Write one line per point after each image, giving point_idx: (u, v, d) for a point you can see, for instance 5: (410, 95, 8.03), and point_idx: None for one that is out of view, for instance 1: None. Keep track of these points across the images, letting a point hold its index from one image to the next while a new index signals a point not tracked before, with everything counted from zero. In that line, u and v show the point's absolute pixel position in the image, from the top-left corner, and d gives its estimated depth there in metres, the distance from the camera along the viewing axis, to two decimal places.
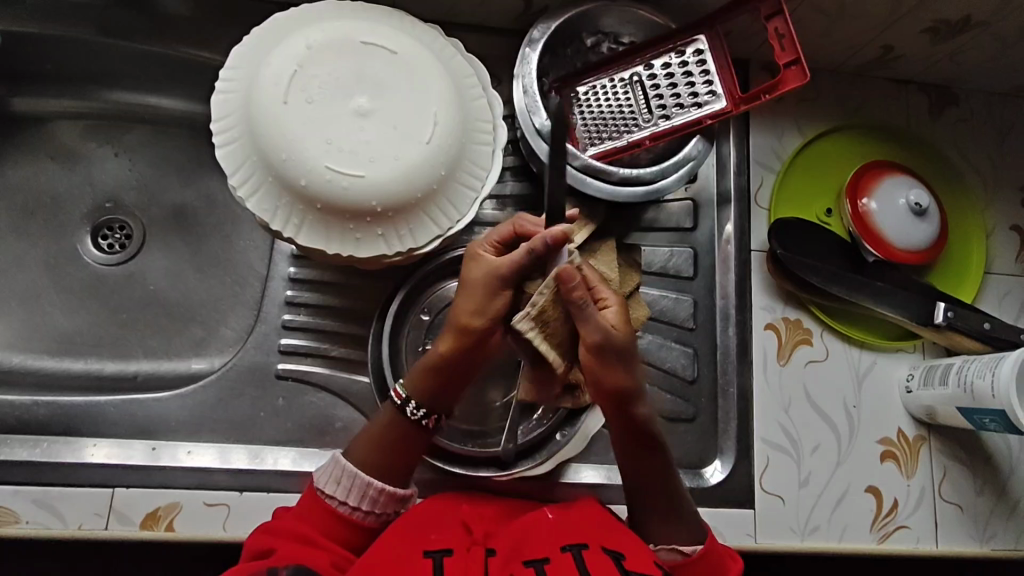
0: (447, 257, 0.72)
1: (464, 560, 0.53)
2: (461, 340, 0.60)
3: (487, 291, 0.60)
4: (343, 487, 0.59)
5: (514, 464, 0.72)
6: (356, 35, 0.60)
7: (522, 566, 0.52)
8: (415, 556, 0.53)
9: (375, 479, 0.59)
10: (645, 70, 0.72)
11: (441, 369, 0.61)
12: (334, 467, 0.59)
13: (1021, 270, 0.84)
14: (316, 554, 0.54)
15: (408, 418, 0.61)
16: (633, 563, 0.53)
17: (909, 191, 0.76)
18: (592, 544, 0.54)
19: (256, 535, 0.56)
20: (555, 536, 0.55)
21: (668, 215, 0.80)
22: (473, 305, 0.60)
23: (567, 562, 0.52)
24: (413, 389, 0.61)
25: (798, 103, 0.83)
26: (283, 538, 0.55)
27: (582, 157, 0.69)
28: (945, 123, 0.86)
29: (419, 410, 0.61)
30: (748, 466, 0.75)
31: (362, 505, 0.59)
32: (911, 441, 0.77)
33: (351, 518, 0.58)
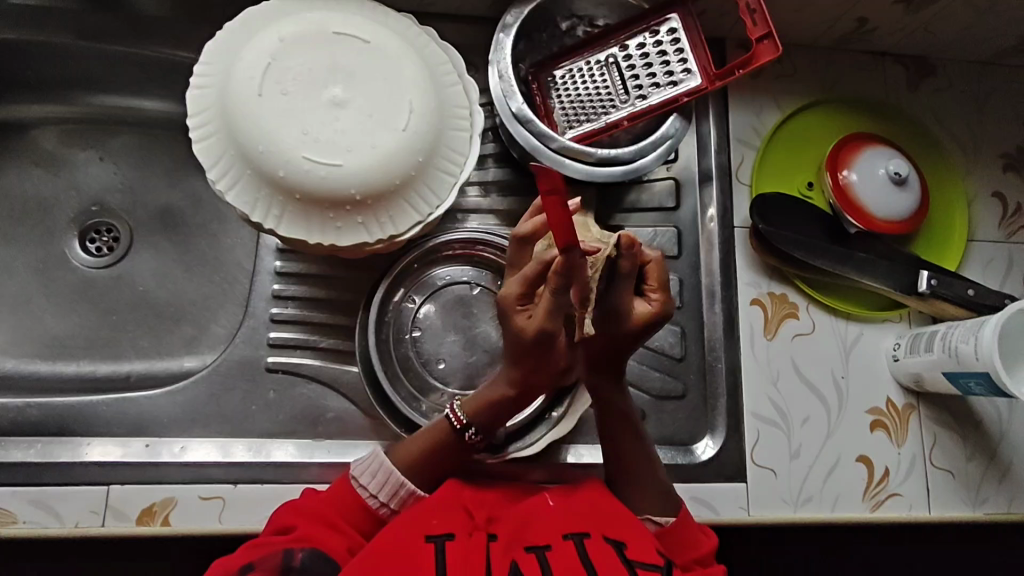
0: (429, 244, 0.72)
1: (465, 545, 0.54)
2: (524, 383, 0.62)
3: (541, 346, 0.57)
4: (376, 481, 0.60)
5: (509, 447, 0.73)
6: (327, 26, 0.60)
7: (525, 553, 0.54)
8: (416, 539, 0.54)
9: (408, 480, 0.61)
10: (620, 51, 0.73)
11: (498, 403, 0.63)
12: (373, 461, 0.61)
13: (1004, 236, 0.85)
14: (331, 538, 0.56)
15: (464, 440, 0.63)
16: (634, 551, 0.55)
17: (888, 162, 0.77)
18: (594, 533, 0.56)
19: (277, 514, 0.57)
20: (559, 523, 0.57)
21: (650, 196, 0.81)
22: (527, 359, 0.60)
23: (569, 551, 0.54)
24: (472, 418, 0.63)
25: (774, 80, 0.84)
26: (307, 518, 0.57)
27: (559, 139, 0.67)
28: (925, 93, 0.87)
29: (475, 434, 0.63)
30: (739, 441, 0.75)
31: (390, 502, 0.60)
32: (900, 409, 0.78)
33: (377, 512, 0.60)
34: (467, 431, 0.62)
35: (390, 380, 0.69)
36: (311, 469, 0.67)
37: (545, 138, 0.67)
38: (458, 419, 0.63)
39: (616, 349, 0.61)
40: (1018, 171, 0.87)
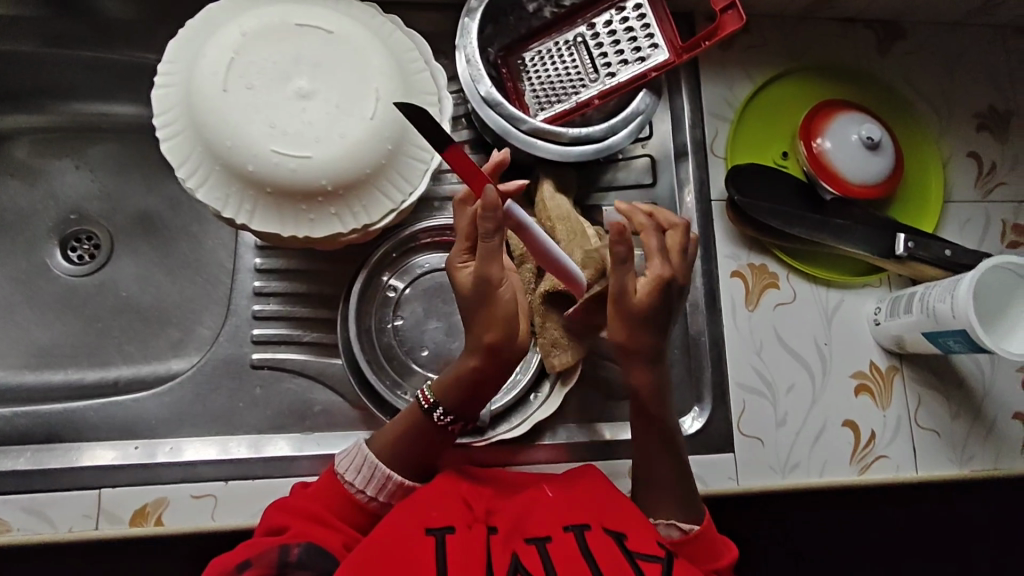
0: (406, 232, 0.72)
1: (465, 537, 0.55)
2: (492, 352, 0.60)
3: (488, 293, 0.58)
4: (363, 476, 0.61)
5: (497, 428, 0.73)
6: (290, 18, 0.60)
7: (525, 544, 0.55)
8: (418, 532, 0.54)
9: (395, 472, 0.61)
10: (587, 30, 0.74)
11: (466, 378, 0.61)
12: (357, 455, 0.61)
13: (981, 195, 0.85)
14: (326, 534, 0.57)
15: (433, 420, 0.62)
16: (635, 543, 0.56)
17: (861, 127, 0.77)
18: (594, 525, 0.57)
19: (269, 512, 0.58)
20: (558, 516, 0.58)
21: (627, 173, 0.81)
22: (489, 320, 0.60)
23: (569, 541, 0.55)
24: (442, 396, 0.62)
25: (744, 53, 0.85)
26: (299, 516, 0.57)
27: (530, 121, 0.67)
28: (895, 57, 0.87)
29: (446, 415, 0.63)
30: (725, 412, 0.76)
31: (379, 495, 0.61)
32: (884, 371, 0.78)
33: (367, 506, 0.60)
34: (434, 409, 0.61)
35: (373, 370, 0.69)
36: (300, 462, 0.67)
37: (514, 120, 0.67)
38: (426, 399, 0.63)
39: (644, 342, 0.62)
40: (992, 131, 0.87)
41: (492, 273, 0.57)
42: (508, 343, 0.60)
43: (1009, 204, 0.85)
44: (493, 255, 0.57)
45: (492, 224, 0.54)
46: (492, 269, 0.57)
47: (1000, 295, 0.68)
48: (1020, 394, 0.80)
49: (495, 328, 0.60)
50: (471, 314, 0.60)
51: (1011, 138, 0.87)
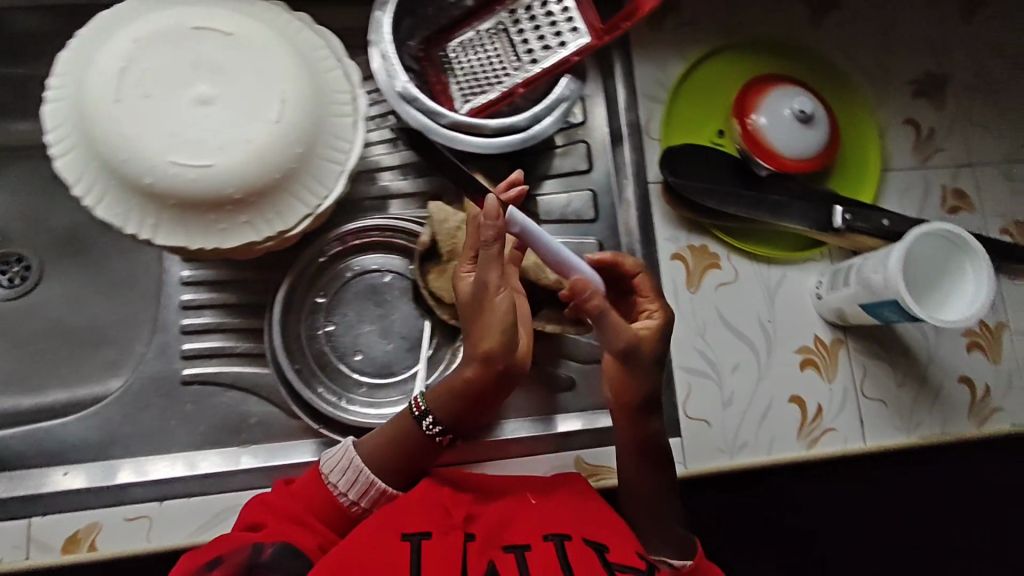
0: (331, 233, 0.70)
1: (442, 544, 0.55)
2: (485, 363, 0.59)
3: (480, 302, 0.57)
4: (346, 480, 0.60)
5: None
6: (184, 21, 0.57)
7: (504, 552, 0.57)
8: (393, 539, 0.54)
9: (379, 479, 0.61)
10: (508, 16, 0.71)
11: (464, 391, 0.61)
12: (343, 459, 0.61)
13: (920, 162, 0.85)
14: (303, 534, 0.56)
15: (422, 430, 0.62)
16: (614, 555, 0.59)
17: (793, 100, 0.76)
18: (574, 536, 0.59)
19: (249, 507, 0.58)
20: (541, 524, 0.60)
21: (562, 162, 0.80)
22: (484, 329, 0.58)
23: (548, 551, 0.57)
24: (433, 403, 0.62)
25: (676, 32, 0.83)
26: (276, 516, 0.57)
27: (450, 114, 0.65)
28: (830, 28, 0.86)
29: (434, 426, 0.62)
30: (671, 396, 0.75)
31: (361, 500, 0.60)
32: (828, 345, 0.78)
33: (347, 509, 0.60)
34: (425, 418, 0.61)
35: (302, 378, 0.67)
36: (235, 477, 0.66)
37: (433, 115, 0.66)
38: (417, 407, 0.63)
39: (642, 391, 0.66)
40: (929, 97, 0.86)
41: (488, 279, 0.56)
42: (504, 355, 0.59)
43: (948, 169, 0.85)
44: (491, 261, 0.55)
45: (492, 231, 0.53)
46: (490, 275, 0.56)
47: (933, 264, 0.68)
48: (964, 359, 0.80)
49: (492, 335, 0.58)
50: (469, 320, 0.59)
51: (948, 103, 0.87)
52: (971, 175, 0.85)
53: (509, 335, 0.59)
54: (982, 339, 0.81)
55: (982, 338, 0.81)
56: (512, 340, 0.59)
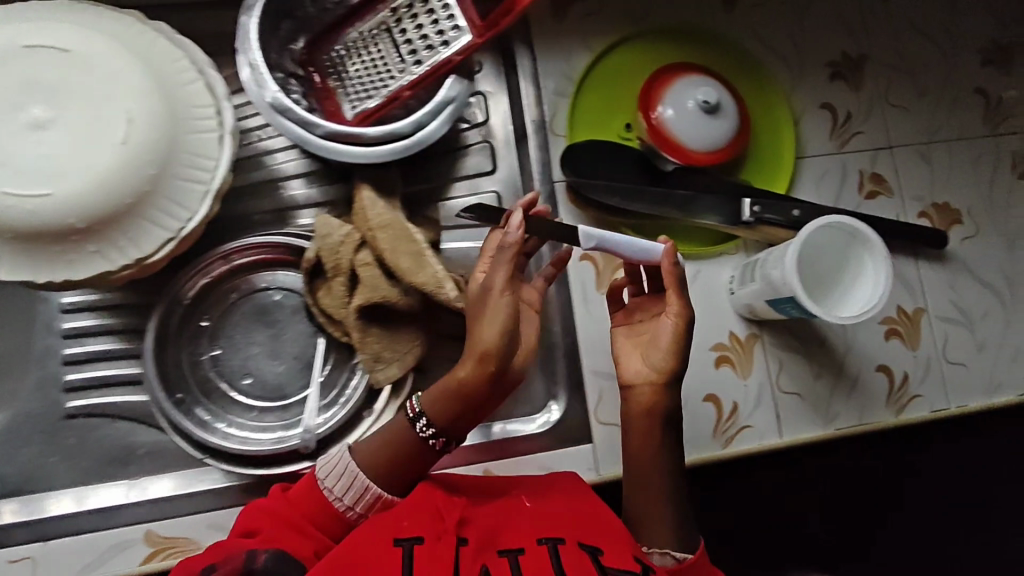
0: (214, 252, 0.67)
1: (434, 549, 0.52)
2: (484, 360, 0.56)
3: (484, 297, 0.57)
4: (342, 483, 0.57)
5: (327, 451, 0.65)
6: (14, 37, 0.53)
7: (496, 556, 0.53)
8: (386, 545, 0.52)
9: (373, 483, 0.58)
10: (390, 16, 0.68)
11: (460, 393, 0.58)
12: (338, 462, 0.58)
13: (837, 147, 0.82)
14: (297, 540, 0.54)
15: (416, 434, 0.59)
16: (610, 557, 0.54)
17: (697, 91, 0.73)
18: (569, 539, 0.55)
19: (244, 513, 0.56)
20: (535, 527, 0.56)
21: (465, 164, 0.77)
22: (486, 324, 0.56)
23: (541, 555, 0.53)
24: (428, 405, 0.59)
25: (580, 22, 0.80)
26: (273, 520, 0.55)
27: (325, 125, 0.62)
28: (743, 10, 0.83)
29: (429, 429, 0.59)
30: (580, 402, 0.75)
31: (354, 504, 0.57)
32: (743, 341, 0.77)
33: (342, 513, 0.57)
34: (420, 421, 0.58)
35: (186, 405, 0.65)
36: (127, 510, 0.66)
37: (309, 125, 0.62)
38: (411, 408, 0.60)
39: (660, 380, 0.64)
40: (846, 79, 0.84)
41: (495, 277, 0.57)
42: (502, 354, 0.56)
43: (866, 153, 0.83)
44: (503, 260, 0.57)
45: (514, 237, 0.57)
46: (499, 274, 0.57)
47: (835, 258, 0.68)
48: (881, 347, 0.79)
49: (493, 337, 0.56)
50: (471, 316, 0.58)
51: (865, 84, 0.84)
52: (889, 158, 0.83)
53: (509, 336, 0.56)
54: (900, 326, 0.80)
55: (900, 325, 0.80)
56: (513, 339, 0.57)
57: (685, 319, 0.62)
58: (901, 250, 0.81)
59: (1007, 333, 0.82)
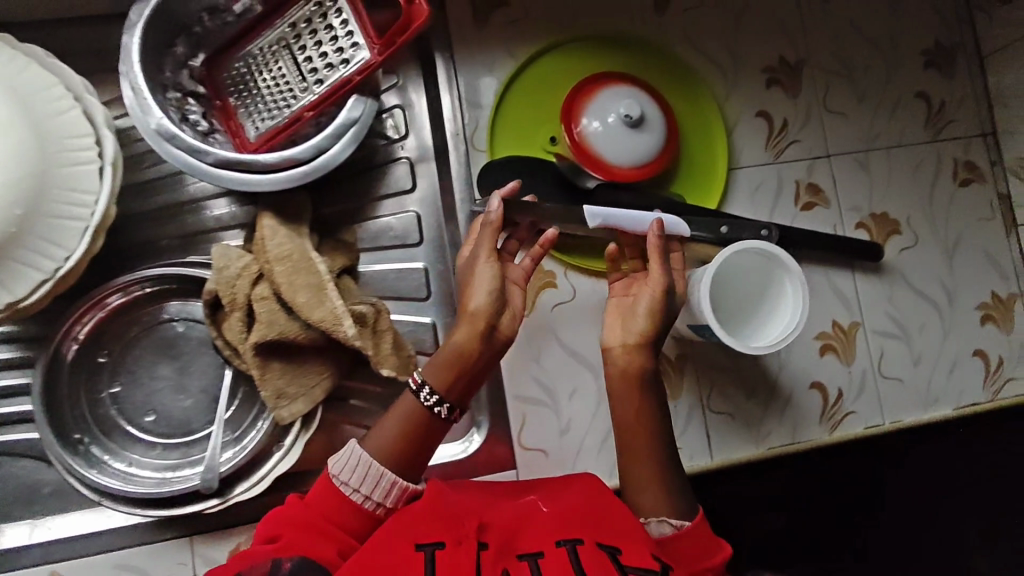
0: (105, 287, 0.63)
1: (455, 553, 0.52)
2: (472, 319, 0.62)
3: (470, 266, 0.63)
4: (359, 479, 0.58)
5: (233, 489, 0.63)
6: None
7: (517, 561, 0.53)
8: (407, 552, 0.52)
9: (389, 470, 0.59)
10: (289, 32, 0.65)
11: (456, 356, 0.61)
12: (352, 457, 0.58)
13: (773, 157, 0.80)
14: (320, 545, 0.54)
15: (422, 403, 0.60)
16: (629, 557, 0.53)
17: (620, 104, 0.70)
18: (587, 539, 0.55)
19: (267, 523, 0.56)
20: (551, 529, 0.56)
21: (385, 182, 0.75)
22: (473, 287, 0.62)
23: (560, 557, 0.53)
24: (429, 375, 0.61)
25: (503, 29, 0.76)
26: (294, 527, 0.55)
27: (214, 152, 0.59)
28: (675, 14, 0.79)
29: (433, 398, 0.60)
30: (504, 426, 0.73)
31: (374, 496, 0.58)
32: (673, 361, 0.76)
33: (365, 509, 0.58)
34: (423, 388, 0.59)
35: (81, 445, 0.62)
36: (31, 550, 0.65)
37: (198, 153, 0.59)
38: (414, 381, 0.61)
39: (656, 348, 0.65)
40: (783, 84, 0.81)
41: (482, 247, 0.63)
42: (490, 309, 0.62)
43: (802, 162, 0.80)
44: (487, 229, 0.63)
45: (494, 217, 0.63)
46: (483, 245, 0.63)
47: (756, 279, 0.67)
48: (814, 362, 0.77)
49: (483, 298, 0.62)
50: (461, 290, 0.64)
51: (802, 90, 0.81)
52: (826, 167, 0.80)
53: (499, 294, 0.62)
54: (834, 341, 0.78)
55: (835, 340, 0.78)
56: (500, 299, 0.63)
57: (665, 287, 0.63)
58: (835, 262, 0.79)
59: (945, 345, 0.80)
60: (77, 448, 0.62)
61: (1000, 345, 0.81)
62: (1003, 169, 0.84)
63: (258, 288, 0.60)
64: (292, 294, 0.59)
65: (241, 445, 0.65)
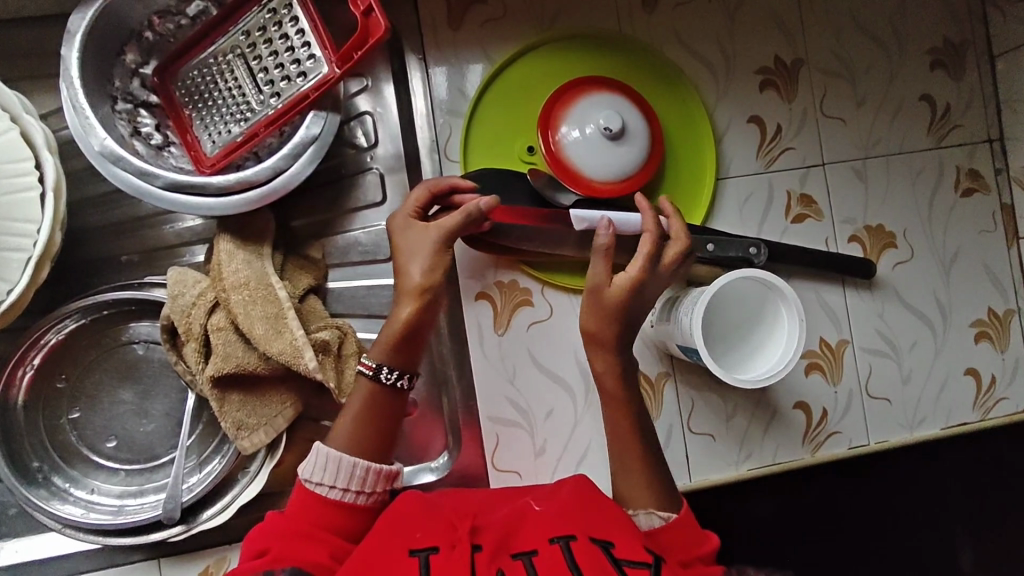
0: (60, 310, 0.60)
1: (450, 556, 0.52)
2: (423, 295, 0.60)
3: (426, 246, 0.61)
4: (333, 476, 0.57)
5: (197, 516, 0.61)
6: None
7: (510, 560, 0.53)
8: (401, 557, 0.52)
9: (360, 459, 0.58)
10: (244, 39, 0.61)
11: (405, 331, 0.60)
12: (319, 458, 0.57)
13: (764, 166, 0.75)
14: (312, 551, 0.54)
15: (385, 384, 0.59)
16: (622, 550, 0.53)
17: (600, 114, 0.66)
18: (580, 535, 0.54)
19: (254, 535, 0.55)
20: (544, 527, 0.55)
21: (354, 193, 0.71)
22: (433, 265, 0.61)
23: (556, 556, 0.52)
24: (382, 355, 0.60)
25: (479, 29, 0.71)
26: (281, 537, 0.54)
27: (164, 175, 0.56)
28: (664, 12, 0.74)
29: (393, 374, 0.60)
30: (478, 448, 0.70)
31: (352, 486, 0.57)
32: (654, 380, 0.72)
33: (350, 503, 0.57)
34: (381, 368, 0.58)
35: (41, 473, 0.61)
36: None
37: (147, 176, 0.56)
38: (369, 367, 0.59)
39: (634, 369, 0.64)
40: (778, 87, 0.76)
41: (452, 231, 0.61)
42: (438, 287, 0.61)
43: (795, 172, 0.76)
44: (466, 218, 0.61)
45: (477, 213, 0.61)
46: (452, 228, 0.61)
47: (752, 306, 0.64)
48: (802, 382, 0.74)
49: (419, 271, 0.61)
50: (404, 262, 0.61)
51: (799, 93, 0.76)
52: (820, 176, 0.76)
53: (438, 270, 0.61)
54: (822, 359, 0.75)
55: (823, 358, 0.75)
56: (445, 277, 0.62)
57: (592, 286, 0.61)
58: (826, 277, 0.76)
59: (937, 363, 0.77)
60: (37, 478, 0.61)
61: (994, 362, 0.78)
62: (1007, 177, 0.79)
63: (214, 318, 0.58)
64: (251, 324, 0.58)
65: (205, 471, 0.63)
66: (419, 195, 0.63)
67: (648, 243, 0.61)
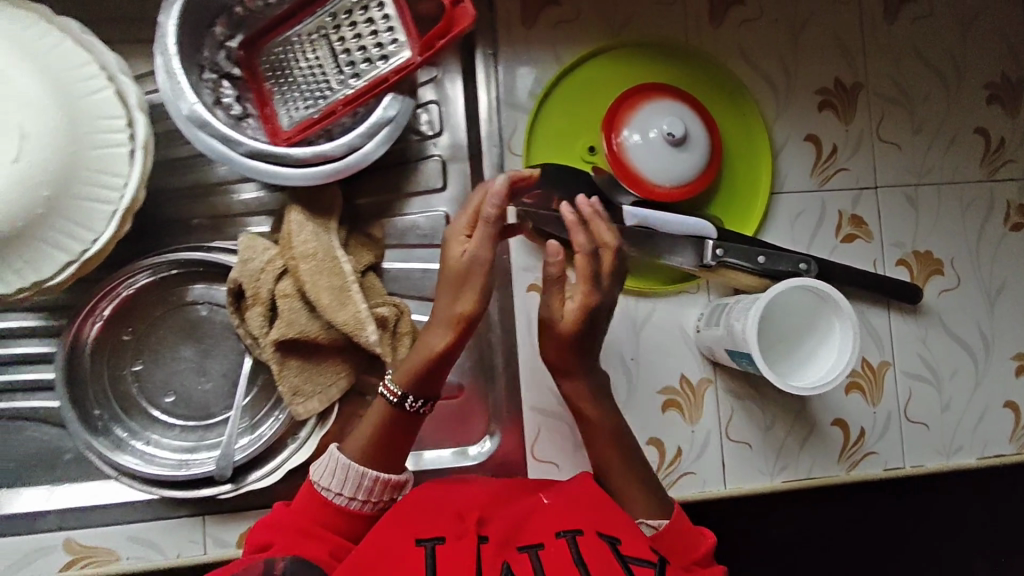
0: (136, 264, 0.62)
1: (457, 547, 0.52)
2: (461, 329, 0.59)
3: (467, 275, 0.59)
4: (339, 480, 0.57)
5: (246, 477, 0.63)
6: None
7: (517, 552, 0.52)
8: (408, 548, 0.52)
9: (371, 469, 0.58)
10: (329, 20, 0.64)
11: (426, 361, 0.59)
12: (330, 460, 0.58)
13: (817, 184, 0.76)
14: (311, 547, 0.53)
15: (407, 410, 0.59)
16: (627, 548, 0.53)
17: (663, 120, 0.68)
18: (587, 530, 0.54)
19: (253, 531, 0.55)
20: (551, 519, 0.55)
21: (417, 177, 0.72)
22: (468, 294, 0.59)
23: (561, 548, 0.52)
24: (404, 383, 0.59)
25: (551, 30, 0.73)
26: (283, 532, 0.54)
27: (246, 143, 0.58)
28: (730, 26, 0.76)
29: (416, 401, 0.60)
30: (518, 437, 0.72)
31: (359, 494, 0.57)
32: (696, 386, 0.73)
33: (350, 509, 0.57)
34: (406, 398, 0.58)
35: (102, 421, 0.63)
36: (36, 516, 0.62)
37: (230, 142, 0.58)
38: (392, 392, 0.59)
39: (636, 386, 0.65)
40: (836, 109, 0.77)
41: (490, 258, 0.59)
42: (479, 316, 0.60)
43: (848, 192, 0.77)
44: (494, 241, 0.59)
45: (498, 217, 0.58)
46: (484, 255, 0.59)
47: (805, 316, 0.65)
48: (841, 400, 0.74)
49: (460, 300, 0.59)
50: (442, 291, 0.60)
51: (857, 116, 0.77)
52: (873, 199, 0.77)
53: (482, 301, 0.60)
54: (862, 379, 0.75)
55: (863, 378, 0.75)
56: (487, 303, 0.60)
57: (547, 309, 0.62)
58: (872, 298, 0.76)
59: (976, 393, 0.77)
60: (98, 426, 0.62)
61: None
62: None
63: (282, 284, 0.60)
64: (318, 294, 0.60)
65: (256, 433, 0.64)
66: (472, 202, 0.60)
67: (586, 264, 0.60)
